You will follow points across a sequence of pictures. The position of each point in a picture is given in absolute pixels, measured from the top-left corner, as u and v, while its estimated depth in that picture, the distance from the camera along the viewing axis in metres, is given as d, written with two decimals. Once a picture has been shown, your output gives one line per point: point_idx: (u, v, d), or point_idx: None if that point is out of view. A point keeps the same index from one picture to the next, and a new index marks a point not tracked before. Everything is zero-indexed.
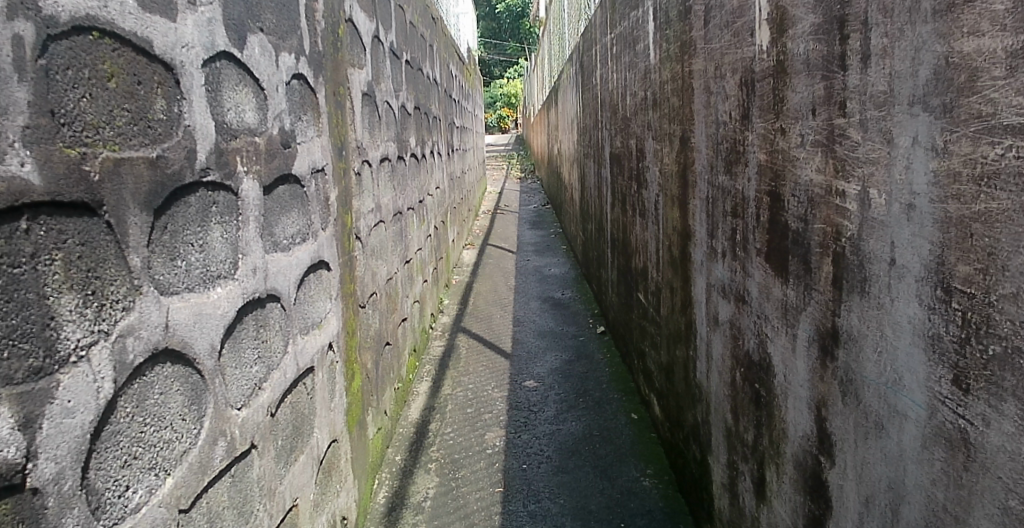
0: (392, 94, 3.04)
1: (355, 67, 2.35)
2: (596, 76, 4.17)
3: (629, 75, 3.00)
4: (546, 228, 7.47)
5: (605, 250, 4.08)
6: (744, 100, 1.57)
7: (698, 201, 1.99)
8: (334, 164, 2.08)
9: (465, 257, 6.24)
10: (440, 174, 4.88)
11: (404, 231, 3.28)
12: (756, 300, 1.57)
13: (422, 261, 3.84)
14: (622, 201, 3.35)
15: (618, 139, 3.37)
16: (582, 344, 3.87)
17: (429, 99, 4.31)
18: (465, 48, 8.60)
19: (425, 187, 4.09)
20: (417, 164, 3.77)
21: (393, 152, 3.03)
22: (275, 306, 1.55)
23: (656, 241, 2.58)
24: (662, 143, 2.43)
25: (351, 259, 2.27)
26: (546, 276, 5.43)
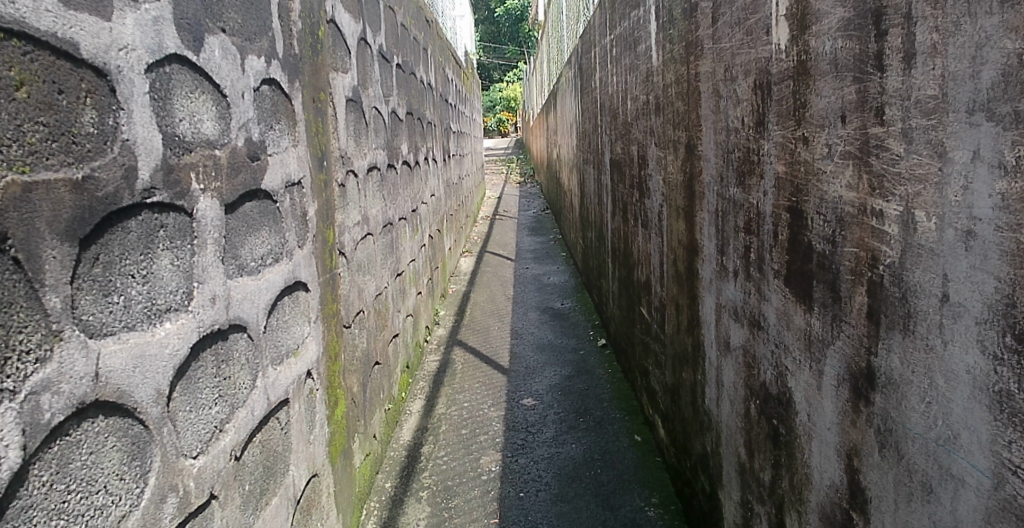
0: (381, 100, 2.90)
1: (338, 71, 2.20)
2: (595, 79, 4.02)
3: (630, 78, 2.85)
4: (546, 234, 7.31)
5: (606, 260, 3.93)
6: (759, 105, 1.42)
7: (706, 214, 1.84)
8: (314, 176, 1.93)
9: (462, 265, 6.09)
10: (435, 181, 4.73)
11: (395, 242, 3.13)
12: (773, 328, 1.42)
13: (416, 272, 3.69)
14: (623, 210, 3.20)
15: (619, 145, 3.22)
16: (583, 358, 3.72)
17: (423, 104, 4.16)
18: (462, 52, 8.45)
19: (419, 194, 3.94)
20: (410, 172, 3.62)
21: (382, 160, 2.88)
22: (240, 337, 1.40)
23: (660, 254, 2.43)
24: (665, 151, 2.28)
25: (334, 277, 2.12)
26: (545, 285, 5.28)
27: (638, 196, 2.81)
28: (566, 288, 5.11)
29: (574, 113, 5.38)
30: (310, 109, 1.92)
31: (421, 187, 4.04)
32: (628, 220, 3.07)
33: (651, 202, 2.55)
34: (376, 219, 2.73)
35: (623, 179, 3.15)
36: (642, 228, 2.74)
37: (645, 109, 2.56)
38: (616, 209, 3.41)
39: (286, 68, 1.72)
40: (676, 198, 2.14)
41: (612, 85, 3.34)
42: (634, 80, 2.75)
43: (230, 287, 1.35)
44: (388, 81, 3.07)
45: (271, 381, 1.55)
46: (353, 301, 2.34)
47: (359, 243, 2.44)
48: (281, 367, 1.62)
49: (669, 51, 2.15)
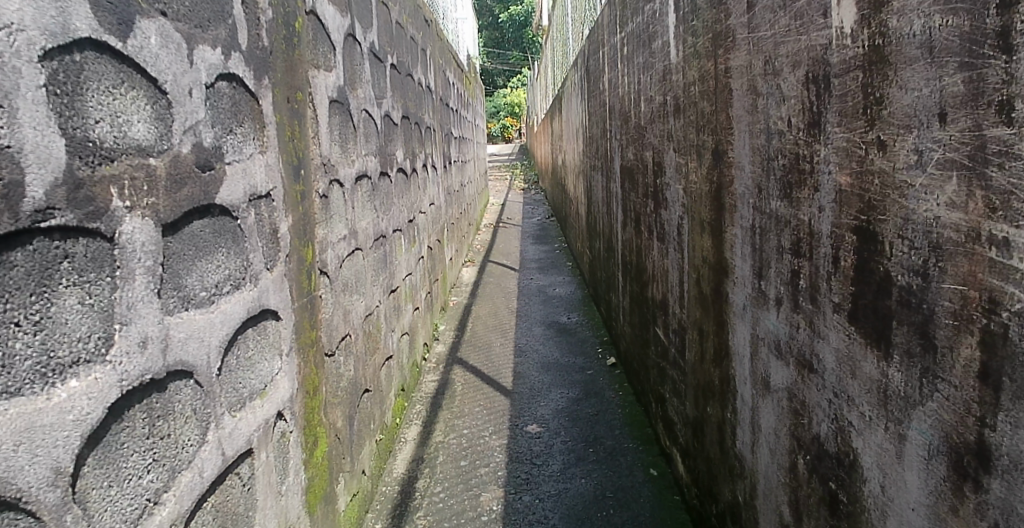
0: (372, 102, 2.65)
1: (319, 69, 1.96)
2: (603, 81, 3.78)
3: (644, 78, 2.60)
4: (551, 243, 7.05)
5: (616, 273, 3.68)
6: (815, 102, 1.18)
7: (739, 230, 1.59)
8: (289, 187, 1.69)
9: (464, 276, 5.83)
10: (435, 188, 4.49)
11: (389, 256, 2.88)
12: (831, 372, 1.17)
13: (412, 287, 3.44)
14: (636, 221, 2.94)
15: (631, 152, 2.96)
16: (591, 379, 3.46)
17: (421, 108, 3.93)
18: (465, 56, 8.21)
19: (417, 204, 3.70)
20: (407, 180, 3.37)
21: (374, 168, 2.63)
22: (183, 385, 1.15)
23: (681, 272, 2.17)
24: (687, 157, 2.03)
25: (314, 300, 1.87)
26: (551, 297, 5.02)
27: (654, 207, 2.55)
28: (572, 301, 4.85)
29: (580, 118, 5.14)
30: (284, 111, 1.68)
31: (419, 195, 3.80)
32: (642, 233, 2.82)
33: (670, 214, 2.29)
34: (366, 232, 2.49)
35: (637, 188, 2.90)
36: (659, 242, 2.48)
37: (663, 111, 2.30)
38: (628, 220, 3.15)
39: (252, 61, 1.49)
40: (702, 211, 1.89)
41: (623, 87, 3.09)
42: (650, 79, 2.51)
43: (169, 325, 1.11)
44: (381, 82, 2.83)
45: (228, 433, 1.30)
46: (338, 326, 2.09)
47: (345, 259, 2.19)
48: (242, 414, 1.37)
49: (692, 45, 1.90)
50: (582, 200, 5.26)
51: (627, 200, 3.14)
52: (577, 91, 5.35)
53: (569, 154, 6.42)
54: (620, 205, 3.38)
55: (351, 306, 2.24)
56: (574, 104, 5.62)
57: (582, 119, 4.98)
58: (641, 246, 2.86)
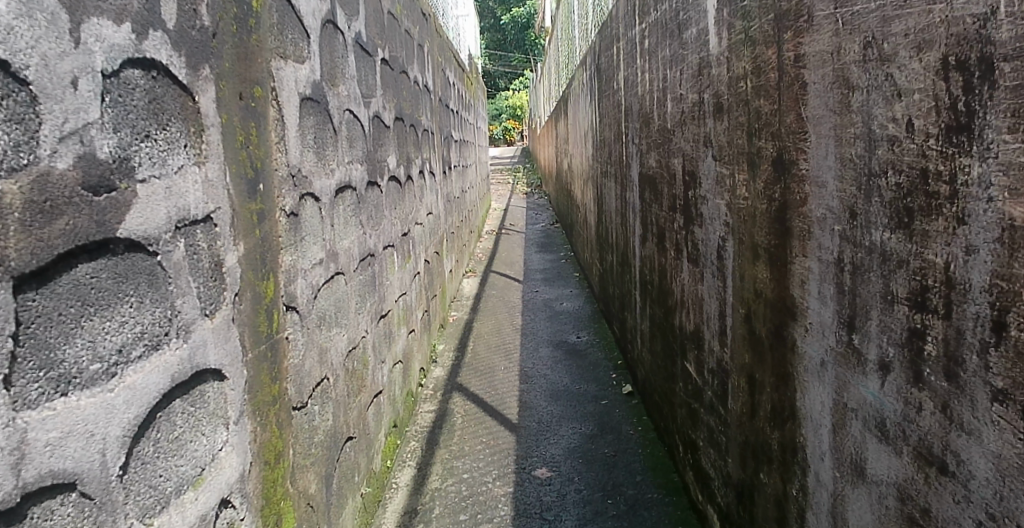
0: (357, 102, 2.29)
1: (286, 60, 1.61)
2: (618, 79, 3.42)
3: (671, 74, 2.25)
4: (556, 252, 6.68)
5: (632, 291, 3.32)
6: (963, 97, 0.83)
7: (817, 264, 1.24)
8: (241, 206, 1.33)
9: (465, 288, 5.47)
10: (433, 197, 4.13)
11: (379, 277, 2.52)
12: (993, 483, 0.82)
13: (407, 308, 3.08)
14: (660, 236, 2.59)
15: (653, 159, 2.60)
16: (606, 410, 3.10)
17: (417, 110, 3.57)
18: (466, 56, 7.84)
19: (412, 215, 3.34)
20: (400, 190, 3.01)
21: (359, 177, 2.28)
22: (59, 505, 0.80)
23: (723, 304, 1.81)
24: (733, 167, 1.67)
25: (279, 344, 1.51)
26: (558, 313, 4.66)
27: (684, 223, 2.20)
28: (582, 318, 4.49)
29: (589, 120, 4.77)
30: (233, 109, 1.32)
31: (415, 205, 3.45)
32: (667, 251, 2.46)
33: (707, 235, 1.93)
34: (350, 253, 2.13)
35: (660, 200, 2.54)
36: (691, 265, 2.12)
37: (698, 111, 1.95)
38: (649, 234, 2.79)
39: (184, 45, 1.14)
40: (757, 235, 1.53)
41: (644, 85, 2.73)
42: (679, 75, 2.15)
43: (27, 424, 0.76)
44: (369, 78, 2.47)
45: None
46: (311, 370, 1.73)
47: (321, 288, 1.83)
48: (163, 518, 1.02)
49: (742, 30, 1.55)
50: (592, 209, 4.89)
51: (648, 212, 2.78)
52: (586, 92, 4.98)
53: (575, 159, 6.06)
54: (638, 218, 3.02)
55: (329, 343, 1.88)
56: (582, 106, 5.25)
57: (592, 122, 4.62)
58: (666, 266, 2.50)
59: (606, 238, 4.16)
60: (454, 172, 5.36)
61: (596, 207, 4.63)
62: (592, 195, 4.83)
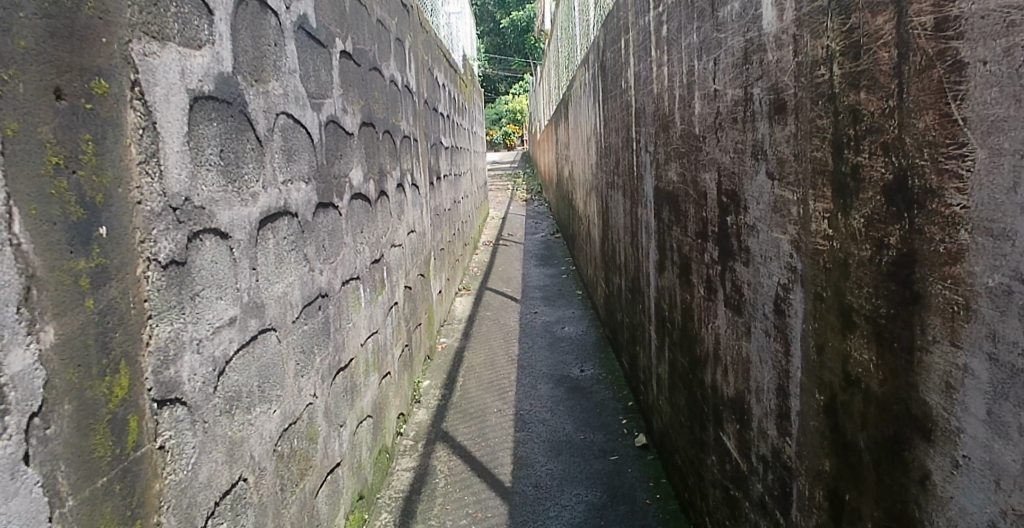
0: (304, 104, 1.80)
1: (166, 42, 1.13)
2: (627, 76, 2.94)
3: (701, 67, 1.76)
4: (556, 267, 6.17)
5: (645, 325, 2.83)
6: None
7: (990, 363, 0.76)
8: (51, 267, 0.86)
9: (457, 309, 4.98)
10: (418, 212, 3.64)
11: (337, 322, 2.03)
12: None
13: (379, 349, 2.58)
14: (683, 268, 2.10)
15: (675, 171, 2.11)
16: (617, 469, 2.60)
17: (395, 114, 3.09)
18: (460, 57, 7.35)
19: (389, 237, 2.85)
20: (371, 210, 2.52)
21: (306, 198, 1.79)
22: None
23: (786, 377, 1.32)
24: (803, 190, 1.18)
25: (146, 460, 1.03)
26: (559, 339, 4.16)
27: (720, 256, 1.70)
28: (586, 346, 3.99)
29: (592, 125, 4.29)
30: (35, 114, 0.85)
31: (393, 225, 2.95)
32: (695, 288, 1.96)
33: (759, 278, 1.44)
34: (289, 300, 1.63)
35: (684, 223, 2.04)
36: (732, 312, 1.63)
37: (744, 112, 1.46)
38: (669, 263, 2.29)
39: None
40: (853, 294, 1.04)
41: (661, 81, 2.24)
42: (713, 66, 1.66)
43: None
44: (323, 75, 1.98)
45: None
46: (212, 479, 1.23)
47: (234, 357, 1.34)
48: None
49: None
50: (596, 224, 4.40)
51: (667, 236, 2.29)
52: (588, 94, 4.50)
53: (577, 167, 5.56)
54: (653, 242, 2.53)
55: (247, 429, 1.39)
56: (584, 109, 4.76)
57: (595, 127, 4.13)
58: (693, 305, 2.00)
59: (613, 256, 3.66)
60: (445, 182, 4.86)
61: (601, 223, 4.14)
62: (596, 209, 4.34)
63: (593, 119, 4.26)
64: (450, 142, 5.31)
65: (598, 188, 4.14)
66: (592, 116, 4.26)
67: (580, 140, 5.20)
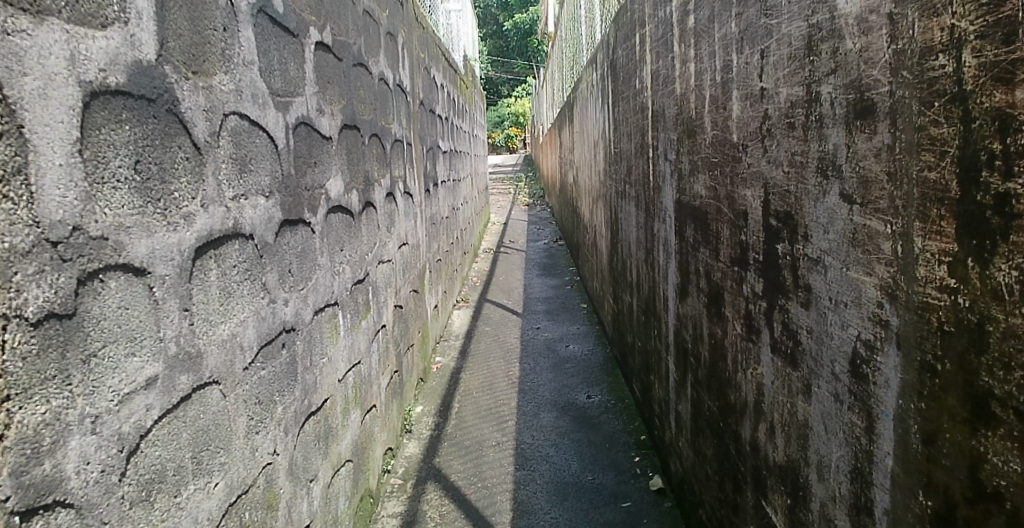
0: (266, 104, 1.51)
1: (47, 17, 0.85)
2: (642, 75, 2.64)
3: (742, 61, 1.46)
4: (560, 278, 5.86)
5: (662, 354, 2.52)
6: None
7: None
8: None
9: (455, 323, 4.67)
10: (412, 223, 3.33)
11: (307, 359, 1.72)
12: None
13: (363, 381, 2.28)
14: (713, 297, 1.80)
15: (703, 184, 1.81)
16: (631, 519, 2.30)
17: (386, 116, 2.79)
18: (460, 57, 7.05)
19: (377, 253, 2.55)
20: (354, 224, 2.22)
21: (267, 216, 1.49)
22: None
23: (869, 459, 1.01)
24: (903, 221, 0.89)
25: None
26: (563, 360, 3.85)
27: (767, 292, 1.40)
28: (592, 368, 3.68)
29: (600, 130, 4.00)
30: None
31: (382, 239, 2.65)
32: (728, 323, 1.66)
33: (828, 326, 1.14)
34: (239, 343, 1.33)
35: (714, 246, 1.74)
36: (783, 361, 1.33)
37: (806, 116, 1.16)
38: (694, 289, 1.99)
39: None
40: (995, 374, 0.75)
41: (687, 80, 1.94)
42: (760, 60, 1.37)
43: None
44: (292, 70, 1.68)
45: None
46: None
47: (155, 429, 1.04)
48: None
49: None
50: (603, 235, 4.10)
51: (692, 259, 1.99)
52: (596, 96, 4.20)
53: (583, 174, 5.25)
54: (673, 263, 2.23)
55: (173, 517, 1.09)
56: (591, 112, 4.45)
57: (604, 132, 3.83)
58: (726, 343, 1.70)
59: (623, 272, 3.36)
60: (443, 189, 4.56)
61: (609, 235, 3.83)
62: (604, 221, 4.03)
63: (601, 124, 3.96)
64: (449, 147, 5.01)
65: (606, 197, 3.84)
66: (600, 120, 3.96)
67: (586, 145, 4.88)
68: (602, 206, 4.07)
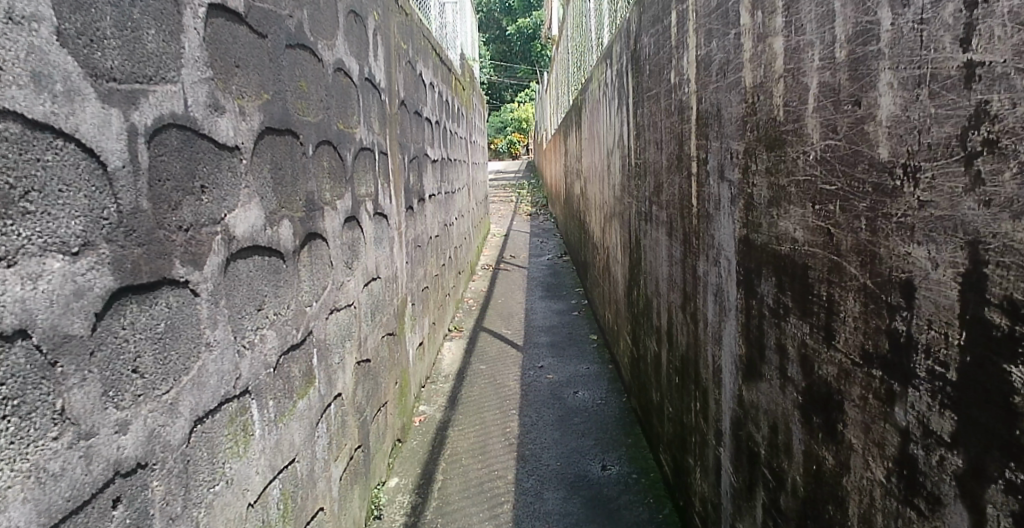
0: (75, 91, 0.88)
1: None
2: (680, 64, 2.00)
3: (913, 19, 0.84)
4: (566, 302, 5.20)
5: (708, 440, 1.86)
6: None
7: None
8: None
9: (446, 359, 4.02)
10: (389, 251, 2.69)
11: (177, 500, 1.08)
12: None
13: (298, 486, 1.62)
14: (817, 402, 1.15)
15: (799, 222, 1.17)
16: None
17: (349, 118, 2.15)
18: (458, 57, 6.42)
19: (330, 299, 1.91)
20: (287, 267, 1.58)
21: (69, 291, 0.86)
22: None
23: None
24: None
25: None
26: (571, 411, 3.19)
27: (974, 438, 0.77)
28: (605, 423, 3.03)
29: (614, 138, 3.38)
30: None
31: (340, 279, 2.01)
32: (851, 452, 1.02)
33: None
34: None
35: (823, 323, 1.11)
36: None
37: None
38: (771, 372, 1.35)
39: None
40: None
41: (767, 64, 1.31)
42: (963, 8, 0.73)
43: None
44: (151, 40, 1.05)
45: None
46: None
47: None
48: None
49: None
50: (618, 260, 3.49)
51: (770, 328, 1.35)
52: (609, 99, 3.59)
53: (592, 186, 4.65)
54: (732, 323, 1.59)
55: None
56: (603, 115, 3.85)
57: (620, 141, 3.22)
58: (843, 483, 1.06)
59: (646, 312, 2.71)
60: (432, 204, 3.92)
61: (626, 264, 3.23)
62: (619, 244, 3.42)
63: (616, 130, 3.35)
64: (442, 155, 4.38)
65: (623, 216, 3.23)
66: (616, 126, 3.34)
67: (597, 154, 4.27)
68: (617, 225, 3.47)
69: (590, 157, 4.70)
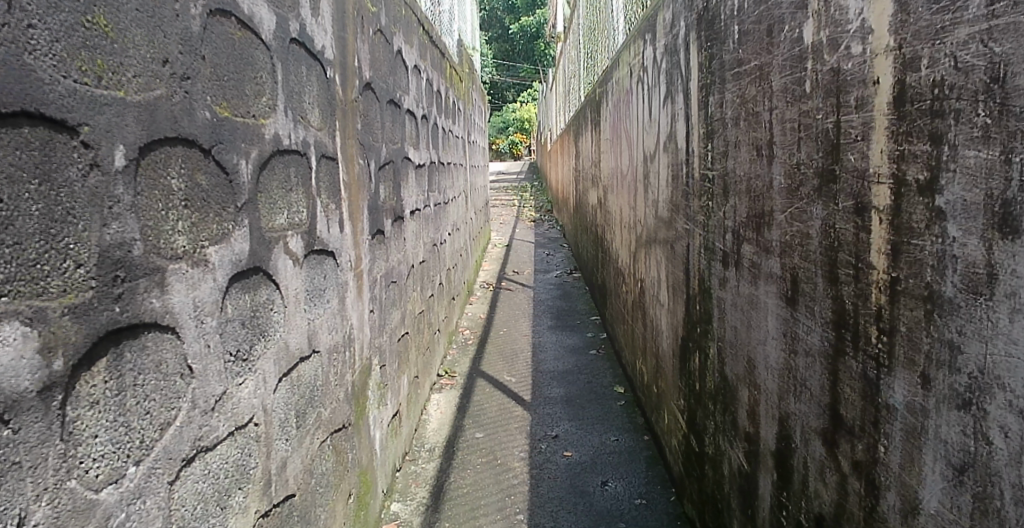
0: None
1: None
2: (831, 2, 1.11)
3: None
4: (581, 336, 4.27)
5: None
6: None
7: None
8: None
9: (432, 419, 3.11)
10: (339, 305, 1.78)
11: None
12: None
13: None
14: None
15: None
16: None
17: (251, 99, 1.26)
18: (456, 41, 5.50)
19: (187, 439, 1.01)
20: (17, 433, 0.70)
21: None
22: None
23: None
24: None
25: None
26: (601, 516, 2.29)
27: None
28: None
29: (656, 140, 2.50)
30: None
31: (217, 390, 1.10)
32: None
33: None
34: None
35: None
36: None
37: None
38: None
39: None
40: None
41: None
42: None
43: None
44: None
45: None
46: None
47: None
48: None
49: None
50: (656, 300, 2.63)
51: None
52: (646, 89, 2.71)
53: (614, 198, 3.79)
54: None
55: None
56: (634, 111, 2.98)
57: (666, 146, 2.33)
58: None
59: (720, 400, 1.80)
60: (416, 226, 3.00)
61: (671, 310, 2.35)
62: (658, 280, 2.56)
63: (660, 129, 2.46)
64: (430, 160, 3.46)
65: (669, 246, 2.35)
66: (659, 124, 2.47)
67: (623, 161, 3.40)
68: (655, 254, 2.60)
69: (612, 163, 3.82)
